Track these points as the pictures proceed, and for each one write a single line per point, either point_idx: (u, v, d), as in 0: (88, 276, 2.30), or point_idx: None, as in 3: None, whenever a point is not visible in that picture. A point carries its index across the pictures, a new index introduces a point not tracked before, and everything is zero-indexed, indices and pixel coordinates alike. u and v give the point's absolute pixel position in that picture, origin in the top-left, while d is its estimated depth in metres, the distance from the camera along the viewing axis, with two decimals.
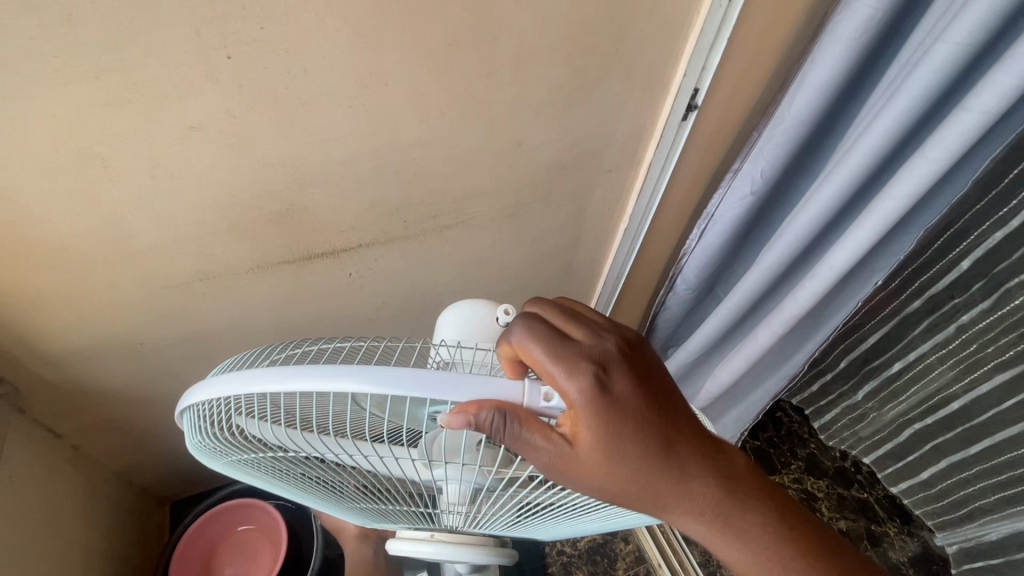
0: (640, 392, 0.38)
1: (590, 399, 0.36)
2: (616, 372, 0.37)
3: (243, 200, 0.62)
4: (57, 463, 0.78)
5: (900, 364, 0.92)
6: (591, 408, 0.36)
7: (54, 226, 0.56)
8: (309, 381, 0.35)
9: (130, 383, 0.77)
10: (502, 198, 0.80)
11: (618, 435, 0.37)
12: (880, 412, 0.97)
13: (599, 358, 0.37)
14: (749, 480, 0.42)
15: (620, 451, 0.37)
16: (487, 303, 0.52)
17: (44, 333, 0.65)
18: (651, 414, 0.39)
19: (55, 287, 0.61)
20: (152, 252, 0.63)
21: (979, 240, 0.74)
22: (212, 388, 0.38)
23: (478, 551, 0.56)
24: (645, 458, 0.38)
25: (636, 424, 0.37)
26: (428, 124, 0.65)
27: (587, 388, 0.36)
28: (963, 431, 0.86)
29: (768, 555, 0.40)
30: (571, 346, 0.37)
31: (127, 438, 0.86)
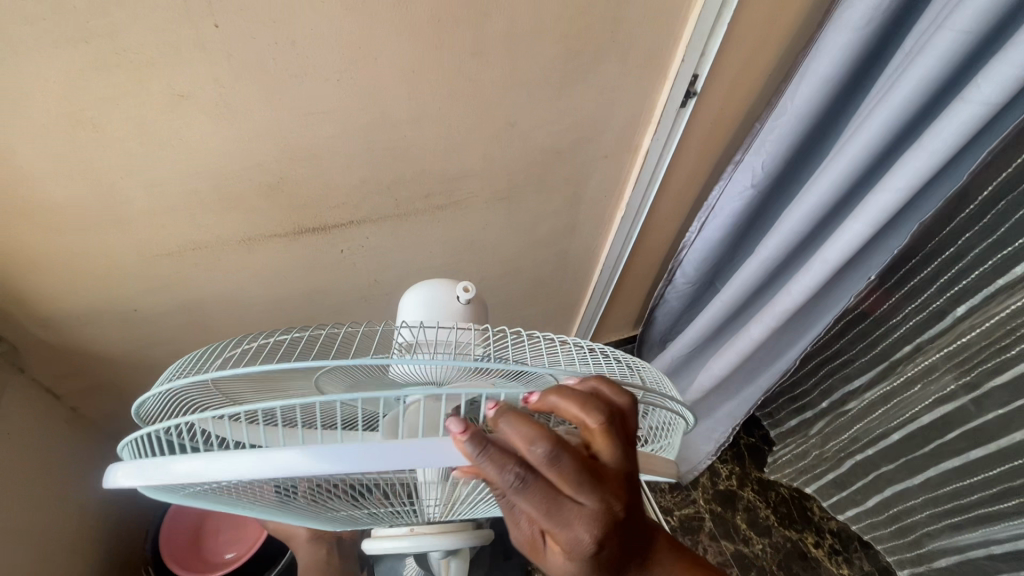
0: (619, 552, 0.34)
1: (569, 554, 0.32)
2: (612, 533, 0.32)
3: (232, 171, 0.63)
4: (54, 423, 0.80)
5: (855, 403, 1.01)
6: (576, 556, 0.32)
7: (46, 189, 0.57)
8: (251, 464, 0.32)
9: (125, 350, 0.79)
10: (496, 181, 0.80)
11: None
12: (822, 446, 1.08)
13: (599, 524, 0.31)
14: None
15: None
16: (443, 282, 0.51)
17: (40, 295, 0.67)
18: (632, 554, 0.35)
19: (49, 250, 0.63)
20: (143, 219, 0.64)
21: (963, 276, 0.77)
22: (141, 472, 0.34)
23: (449, 538, 0.56)
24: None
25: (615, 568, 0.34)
26: (419, 101, 0.65)
27: (576, 549, 0.31)
28: (905, 462, 0.95)
29: None
30: (567, 507, 0.30)
31: (124, 402, 0.89)
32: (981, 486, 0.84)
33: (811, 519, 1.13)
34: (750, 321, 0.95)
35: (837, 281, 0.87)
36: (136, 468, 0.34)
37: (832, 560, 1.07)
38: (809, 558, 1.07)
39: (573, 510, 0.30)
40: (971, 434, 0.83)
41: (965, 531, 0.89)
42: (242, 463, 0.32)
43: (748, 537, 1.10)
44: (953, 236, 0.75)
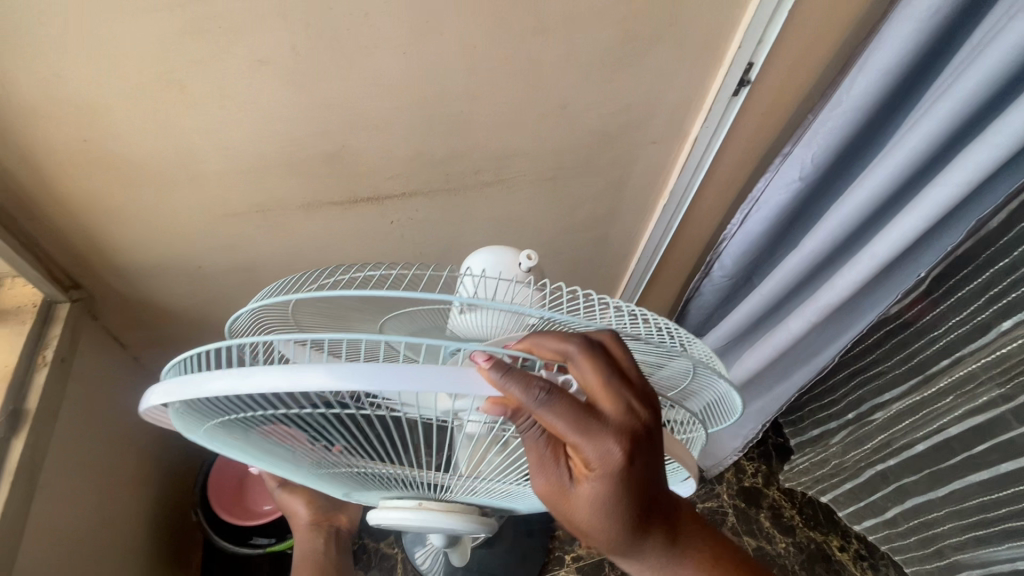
0: (643, 475, 0.41)
1: (602, 465, 0.39)
2: (641, 450, 0.40)
3: (299, 137, 0.67)
4: (120, 368, 0.86)
5: (882, 413, 0.99)
6: (608, 470, 0.40)
7: (133, 146, 0.62)
8: (281, 375, 0.32)
9: (187, 304, 0.84)
10: (545, 161, 0.82)
11: (611, 498, 0.41)
12: (842, 457, 1.06)
13: (626, 435, 0.39)
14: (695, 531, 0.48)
15: (615, 507, 0.42)
16: (509, 250, 0.51)
17: (117, 246, 0.72)
18: (653, 482, 0.42)
19: (130, 204, 0.68)
20: (215, 180, 0.68)
21: (1010, 287, 0.76)
22: (176, 385, 0.35)
23: (450, 517, 0.56)
24: (634, 516, 0.43)
25: (638, 492, 0.42)
26: (477, 77, 0.67)
27: (609, 458, 0.39)
28: (931, 472, 0.94)
29: None
30: (597, 420, 0.38)
31: (181, 354, 0.94)
32: (1012, 500, 0.83)
33: (836, 522, 1.11)
34: (789, 316, 0.95)
35: (882, 280, 0.86)
36: (166, 388, 0.35)
37: (856, 565, 1.06)
38: (833, 561, 1.06)
39: (603, 426, 0.38)
40: (1001, 446, 0.82)
41: (990, 545, 0.89)
42: (266, 380, 0.32)
43: (772, 535, 1.09)
44: (1013, 243, 0.74)
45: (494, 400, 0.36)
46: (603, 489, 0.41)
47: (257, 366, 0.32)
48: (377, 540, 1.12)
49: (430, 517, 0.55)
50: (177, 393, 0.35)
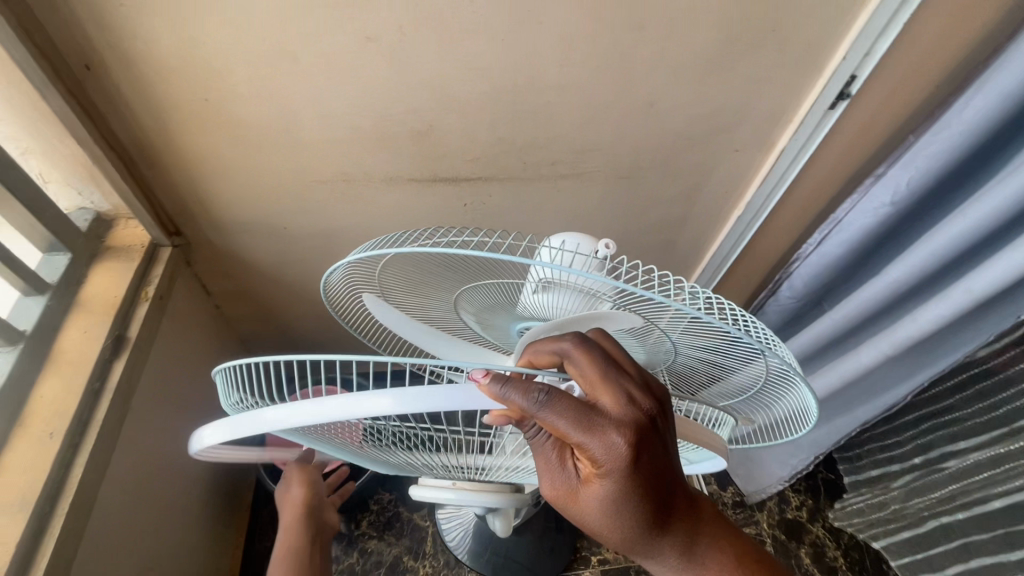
0: (652, 471, 0.40)
1: (609, 462, 0.39)
2: (646, 444, 0.39)
3: (392, 113, 0.70)
4: (205, 313, 0.94)
5: (956, 463, 0.93)
6: (614, 470, 0.39)
7: (245, 108, 0.67)
8: (322, 408, 0.34)
9: (269, 261, 0.90)
10: (622, 159, 0.82)
11: (624, 495, 0.41)
12: (903, 504, 0.99)
13: (630, 430, 0.39)
14: (718, 533, 0.47)
15: (629, 503, 0.42)
16: (585, 236, 0.49)
17: (217, 201, 0.78)
18: (663, 477, 0.42)
19: (234, 162, 0.73)
20: (311, 147, 0.73)
21: None
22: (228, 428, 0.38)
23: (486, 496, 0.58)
24: (646, 515, 0.43)
25: (647, 488, 0.41)
26: (568, 69, 0.68)
27: (615, 455, 0.39)
28: (1006, 534, 0.84)
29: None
30: (599, 415, 0.38)
31: (256, 308, 1.01)
32: None
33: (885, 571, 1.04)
34: (861, 345, 0.90)
35: (972, 318, 0.80)
36: (214, 423, 0.39)
37: None
38: None
39: (604, 420, 0.38)
40: None
41: None
42: (303, 412, 0.35)
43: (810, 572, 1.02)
44: None
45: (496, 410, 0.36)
46: (612, 486, 0.41)
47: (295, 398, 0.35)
48: (411, 511, 1.16)
49: (466, 496, 0.58)
50: (225, 430, 0.39)
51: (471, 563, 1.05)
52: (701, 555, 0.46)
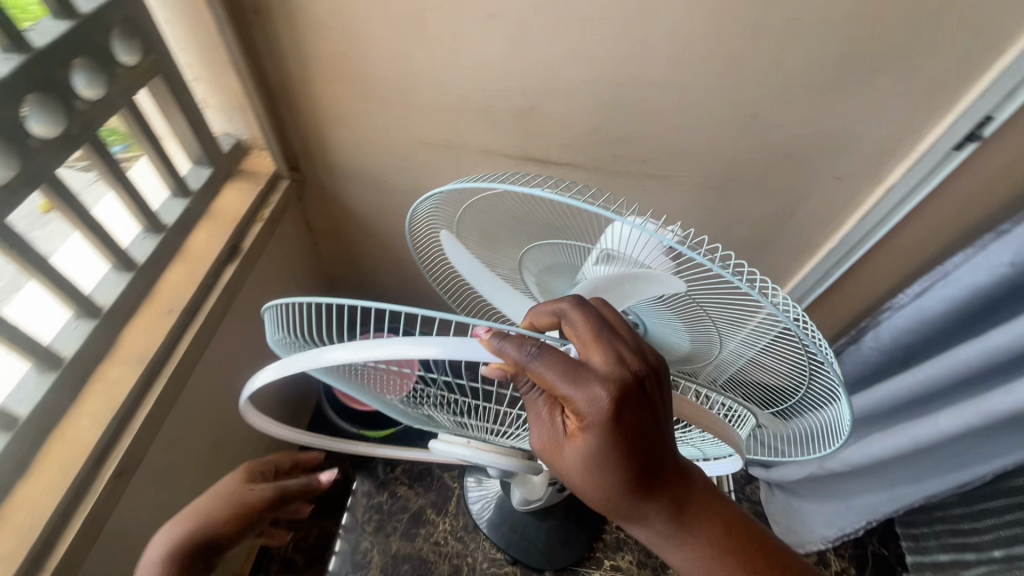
0: (638, 431, 0.40)
1: (597, 419, 0.38)
2: (633, 404, 0.38)
3: (501, 90, 0.75)
4: (305, 246, 1.06)
5: None
6: (599, 424, 0.38)
7: (375, 67, 0.75)
8: (382, 350, 0.34)
9: (366, 210, 1.00)
10: (715, 169, 0.81)
11: (608, 451, 0.41)
12: None
13: (619, 386, 0.38)
14: (704, 504, 0.47)
15: (612, 460, 0.41)
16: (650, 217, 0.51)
17: (335, 146, 0.88)
18: (649, 443, 0.41)
19: (355, 114, 0.82)
20: (423, 111, 0.80)
21: None
22: (288, 364, 0.38)
23: (500, 457, 0.59)
24: (629, 473, 0.42)
25: (632, 449, 0.41)
26: (676, 70, 0.69)
27: (602, 411, 0.38)
28: None
29: (690, 544, 0.47)
30: (588, 370, 0.37)
31: (347, 251, 1.12)
32: None
33: None
34: (942, 410, 0.83)
35: None
36: (279, 360, 0.38)
37: None
38: None
39: (593, 375, 0.37)
40: None
41: None
42: (379, 353, 0.34)
43: None
44: None
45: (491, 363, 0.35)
46: (595, 447, 0.40)
47: (370, 339, 0.34)
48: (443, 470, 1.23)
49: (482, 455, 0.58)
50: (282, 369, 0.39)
51: (489, 531, 1.11)
52: (686, 522, 0.46)
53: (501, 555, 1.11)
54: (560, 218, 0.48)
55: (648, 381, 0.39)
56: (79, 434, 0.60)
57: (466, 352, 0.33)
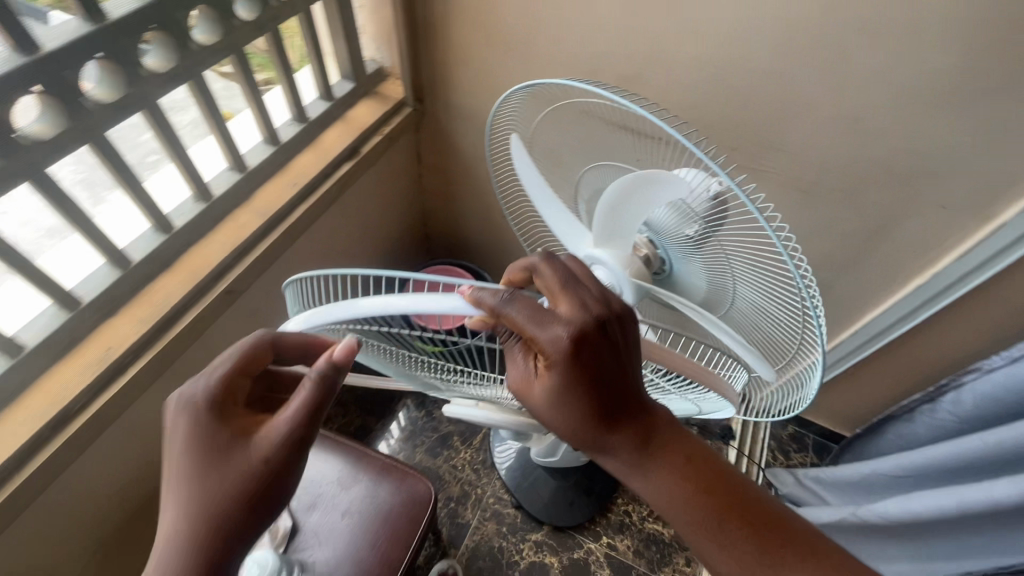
0: (598, 368, 0.42)
1: (562, 358, 0.41)
2: (592, 344, 0.42)
3: (610, 55, 0.81)
4: (412, 174, 1.19)
5: None
6: (564, 364, 0.42)
7: (504, 17, 0.84)
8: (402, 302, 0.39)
9: (469, 151, 1.11)
10: (805, 170, 0.81)
11: (573, 389, 0.43)
12: None
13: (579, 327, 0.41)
14: (669, 446, 0.48)
15: (579, 395, 0.44)
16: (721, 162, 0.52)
17: (456, 86, 1.00)
18: (611, 381, 0.44)
19: (479, 58, 0.93)
20: (537, 65, 0.88)
21: None
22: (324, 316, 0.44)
23: (514, 419, 0.61)
24: (595, 408, 0.44)
25: (596, 386, 0.44)
26: (782, 58, 0.70)
27: (564, 350, 0.41)
28: None
29: (658, 484, 0.47)
30: (549, 314, 0.41)
31: (445, 189, 1.24)
32: None
33: None
34: (999, 480, 0.76)
35: None
36: (314, 313, 0.45)
37: None
38: None
39: (554, 318, 0.41)
40: None
41: None
42: (403, 304, 0.38)
43: None
44: None
45: (476, 316, 0.40)
46: (560, 385, 0.43)
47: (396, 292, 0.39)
48: None
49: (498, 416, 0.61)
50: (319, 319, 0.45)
51: (502, 473, 1.17)
52: (652, 462, 0.47)
53: (508, 496, 1.19)
54: (615, 130, 0.53)
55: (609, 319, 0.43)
56: (208, 254, 0.76)
57: (450, 305, 0.38)
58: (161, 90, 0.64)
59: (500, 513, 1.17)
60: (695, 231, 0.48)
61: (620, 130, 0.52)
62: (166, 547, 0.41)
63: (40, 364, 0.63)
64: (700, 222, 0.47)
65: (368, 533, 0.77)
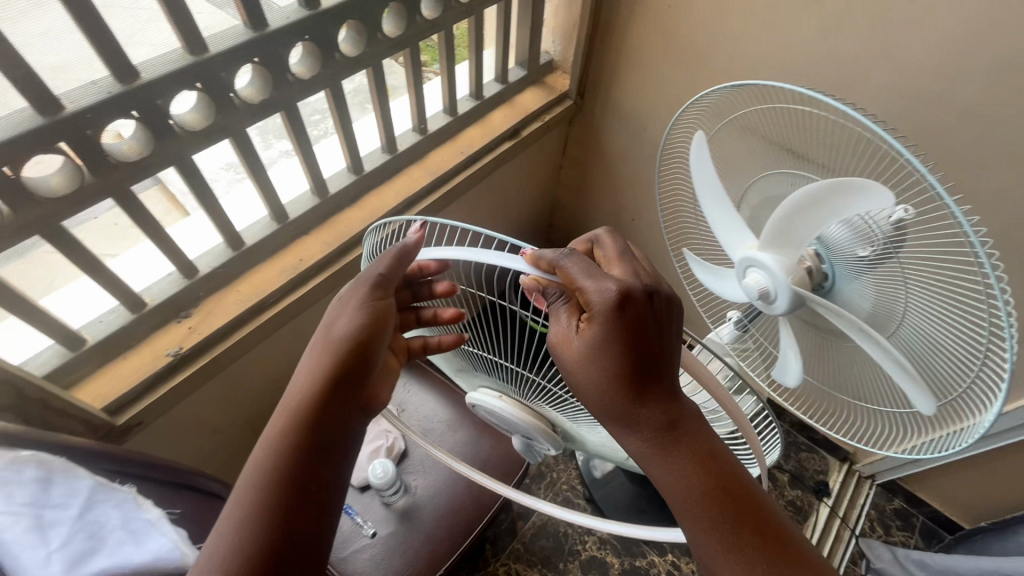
0: (637, 333, 0.41)
1: (602, 313, 0.40)
2: (638, 309, 0.41)
3: (790, 74, 0.80)
4: (555, 162, 1.26)
5: None
6: (603, 317, 0.40)
7: (686, 27, 0.87)
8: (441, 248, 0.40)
9: (615, 150, 1.14)
10: (992, 223, 0.74)
11: (608, 345, 0.41)
12: None
13: (629, 289, 0.41)
14: (693, 438, 0.43)
15: (611, 356, 0.41)
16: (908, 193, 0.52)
17: (621, 87, 1.04)
18: (646, 349, 0.42)
19: (650, 63, 0.96)
20: (709, 75, 0.89)
21: None
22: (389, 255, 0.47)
23: (525, 415, 0.57)
24: (625, 372, 0.41)
25: (633, 348, 0.41)
26: (993, 99, 0.65)
27: (610, 305, 0.40)
28: None
29: (668, 471, 0.43)
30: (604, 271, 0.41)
31: (582, 181, 1.29)
32: None
33: None
34: None
35: None
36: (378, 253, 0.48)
37: None
38: None
39: (606, 277, 0.41)
40: None
41: None
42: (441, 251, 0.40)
43: None
44: None
45: (530, 274, 0.41)
46: (602, 340, 0.40)
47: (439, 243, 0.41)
48: None
49: (508, 410, 0.57)
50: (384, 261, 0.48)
51: (579, 463, 1.20)
52: (670, 449, 0.43)
53: (580, 487, 1.22)
54: (803, 140, 0.55)
55: (655, 289, 0.43)
56: (385, 199, 0.87)
57: (515, 265, 0.37)
58: (385, 53, 0.74)
59: (571, 501, 1.20)
60: (870, 252, 0.49)
61: (810, 140, 0.54)
62: (297, 380, 0.44)
63: (249, 261, 0.75)
64: (878, 244, 0.47)
65: (467, 476, 0.84)
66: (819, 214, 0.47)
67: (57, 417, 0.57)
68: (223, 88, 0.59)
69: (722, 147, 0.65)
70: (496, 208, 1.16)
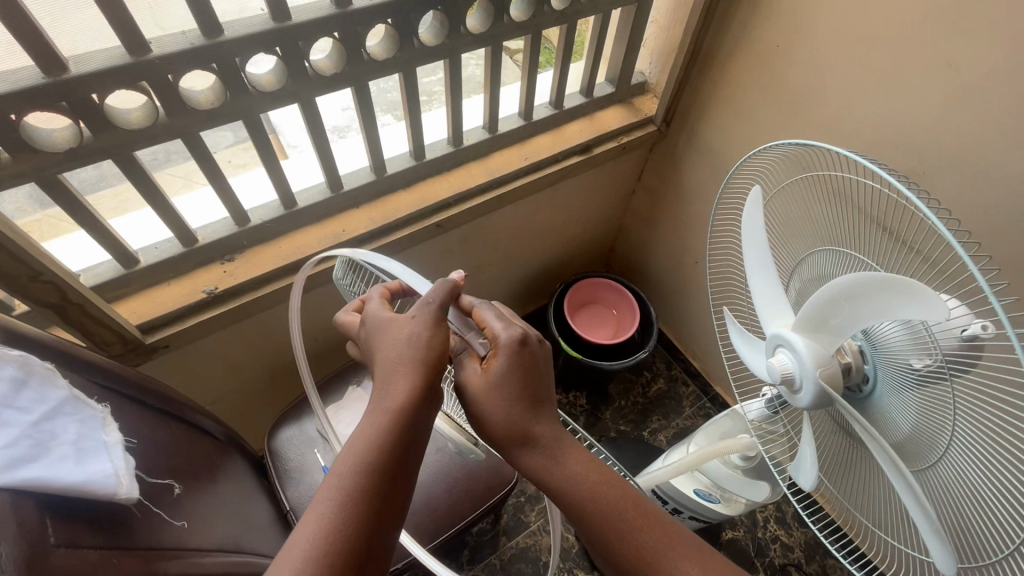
0: (532, 366, 0.51)
1: (507, 348, 0.50)
2: (533, 347, 0.52)
3: (901, 144, 0.70)
4: (628, 185, 1.21)
5: None
6: (507, 351, 0.50)
7: (793, 71, 0.79)
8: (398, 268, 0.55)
9: (692, 186, 1.08)
10: None
11: (512, 376, 0.50)
12: None
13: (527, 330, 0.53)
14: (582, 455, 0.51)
15: (514, 386, 0.50)
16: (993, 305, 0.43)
17: (710, 121, 0.97)
18: (536, 380, 0.52)
19: (746, 102, 0.88)
20: (808, 126, 0.81)
21: None
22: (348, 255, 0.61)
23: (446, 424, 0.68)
24: (523, 398, 0.50)
25: (529, 378, 0.51)
26: None
27: (513, 341, 0.51)
28: None
29: (565, 484, 0.49)
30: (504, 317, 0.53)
31: (652, 211, 1.23)
32: None
33: None
34: None
35: None
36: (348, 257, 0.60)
37: None
38: None
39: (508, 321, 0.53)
40: None
41: None
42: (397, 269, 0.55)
43: None
44: None
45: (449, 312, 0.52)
46: (504, 372, 0.50)
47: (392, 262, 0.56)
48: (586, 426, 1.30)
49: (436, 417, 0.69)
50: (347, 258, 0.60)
51: None
52: (565, 462, 0.50)
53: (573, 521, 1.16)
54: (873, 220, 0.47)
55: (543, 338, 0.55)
56: (439, 189, 0.87)
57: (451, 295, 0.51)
58: (465, 47, 0.74)
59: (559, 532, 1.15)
60: (922, 364, 0.41)
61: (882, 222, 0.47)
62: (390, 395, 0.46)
63: (296, 222, 0.79)
64: (934, 356, 0.40)
65: (450, 478, 0.83)
66: (861, 304, 0.41)
67: (93, 324, 0.63)
68: (298, 56, 0.61)
69: (788, 211, 0.59)
70: (555, 219, 1.14)
